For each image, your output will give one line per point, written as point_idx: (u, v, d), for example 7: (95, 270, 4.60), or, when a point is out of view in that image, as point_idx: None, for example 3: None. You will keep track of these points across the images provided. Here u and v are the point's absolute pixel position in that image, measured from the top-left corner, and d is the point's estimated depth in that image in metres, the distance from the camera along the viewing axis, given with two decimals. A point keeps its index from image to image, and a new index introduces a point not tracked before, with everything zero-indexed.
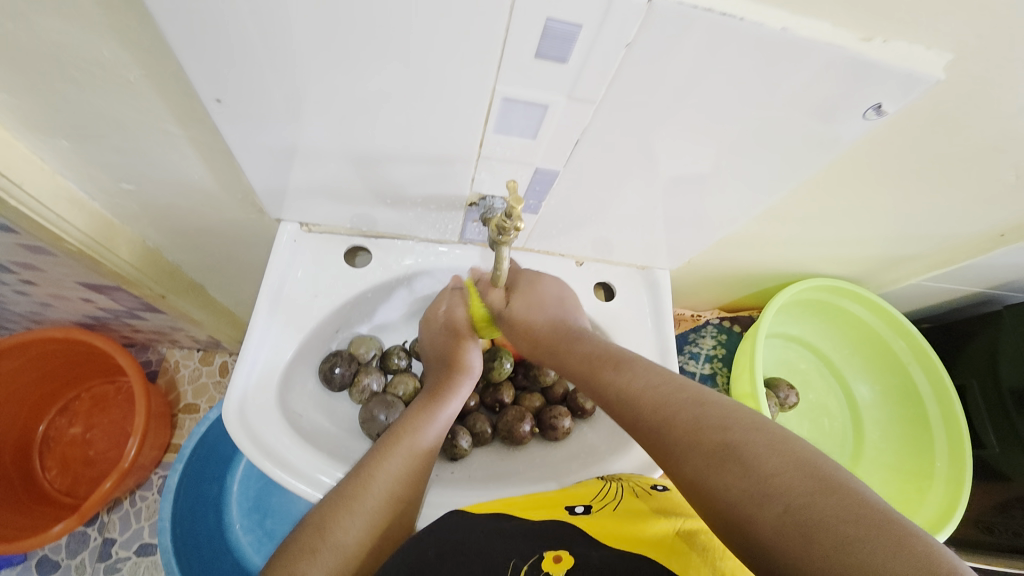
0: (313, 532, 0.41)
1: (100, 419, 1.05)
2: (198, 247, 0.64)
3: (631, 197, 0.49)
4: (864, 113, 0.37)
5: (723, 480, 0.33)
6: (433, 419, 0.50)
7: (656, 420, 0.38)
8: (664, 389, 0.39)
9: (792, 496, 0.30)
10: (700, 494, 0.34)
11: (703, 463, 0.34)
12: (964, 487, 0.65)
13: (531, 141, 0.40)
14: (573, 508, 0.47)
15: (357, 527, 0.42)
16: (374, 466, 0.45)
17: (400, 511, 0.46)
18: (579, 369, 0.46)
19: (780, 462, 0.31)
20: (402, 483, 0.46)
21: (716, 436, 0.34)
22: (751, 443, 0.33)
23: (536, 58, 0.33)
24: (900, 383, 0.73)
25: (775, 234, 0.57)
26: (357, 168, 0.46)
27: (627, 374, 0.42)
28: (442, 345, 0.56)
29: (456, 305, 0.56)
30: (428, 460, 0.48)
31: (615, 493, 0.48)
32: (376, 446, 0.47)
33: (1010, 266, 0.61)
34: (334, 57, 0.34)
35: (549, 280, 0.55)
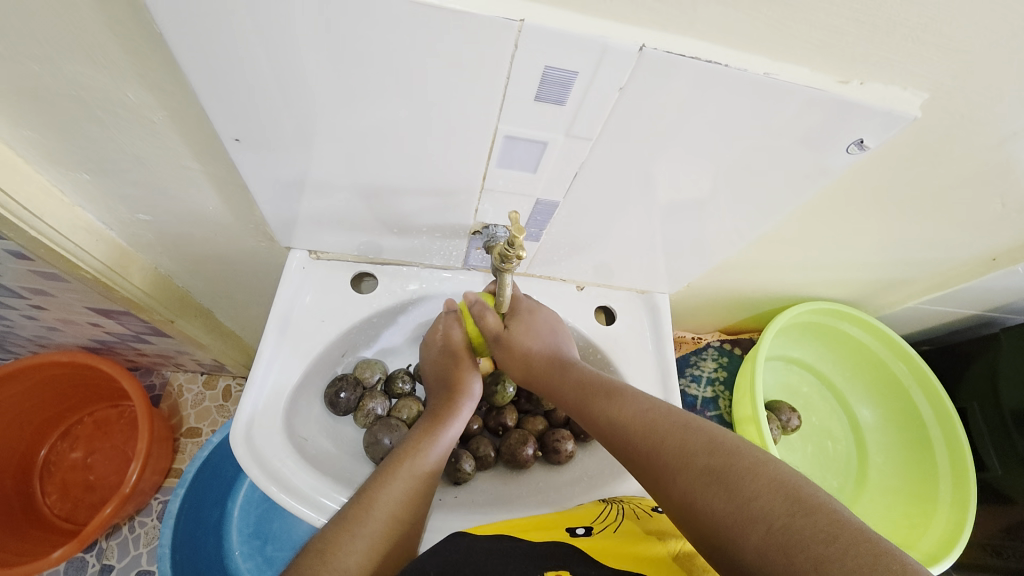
0: (316, 555, 0.41)
1: (102, 443, 1.05)
2: (207, 273, 0.66)
3: (630, 224, 0.51)
4: (847, 147, 0.39)
5: (711, 501, 0.34)
6: (434, 440, 0.51)
7: (645, 444, 0.39)
8: (653, 415, 0.40)
9: (773, 519, 0.31)
10: (689, 516, 0.35)
11: (691, 486, 0.35)
12: (969, 511, 0.65)
13: (532, 175, 0.42)
14: (574, 530, 0.47)
15: (359, 550, 0.42)
16: (376, 489, 0.46)
17: (402, 535, 0.45)
18: (571, 395, 0.47)
19: (762, 483, 0.33)
20: (403, 506, 0.46)
21: (703, 459, 0.36)
22: (735, 464, 0.34)
23: (536, 100, 0.35)
24: (902, 406, 0.73)
25: (770, 259, 0.58)
26: (366, 199, 0.48)
27: (617, 401, 0.43)
28: (441, 368, 0.56)
29: (451, 328, 0.56)
30: (430, 482, 0.49)
31: (615, 517, 0.48)
32: (378, 470, 0.48)
33: (1004, 289, 0.62)
34: (347, 99, 0.36)
35: (544, 312, 0.54)
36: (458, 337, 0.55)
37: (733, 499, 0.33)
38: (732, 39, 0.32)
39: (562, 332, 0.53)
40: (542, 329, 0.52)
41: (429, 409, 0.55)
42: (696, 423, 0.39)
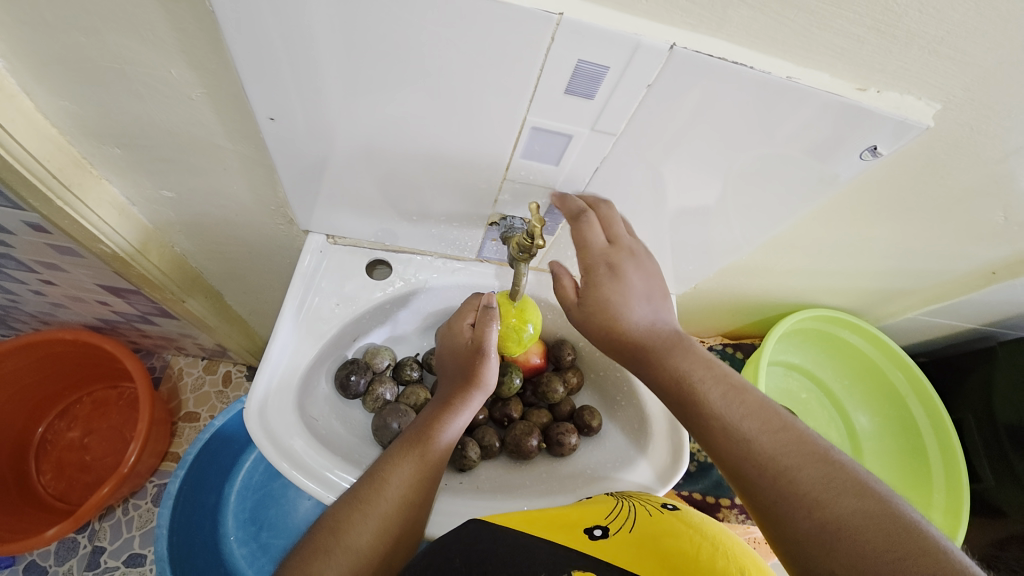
0: (327, 533, 0.42)
1: (100, 424, 1.05)
2: (222, 255, 0.67)
3: (642, 225, 0.52)
4: (860, 154, 0.40)
5: (797, 512, 0.34)
6: (443, 427, 0.51)
7: (735, 434, 0.39)
8: (755, 410, 0.40)
9: (871, 546, 0.31)
10: (770, 517, 0.36)
11: (782, 494, 0.35)
12: (962, 519, 0.65)
13: (554, 167, 0.44)
14: (591, 531, 0.46)
15: (369, 532, 0.43)
16: (388, 471, 0.46)
17: (411, 518, 0.46)
18: (659, 372, 0.45)
19: (866, 512, 0.32)
20: (413, 490, 0.47)
21: (807, 474, 0.35)
22: (832, 482, 0.34)
23: (565, 93, 0.36)
24: (899, 416, 0.74)
25: (776, 264, 0.60)
26: (388, 186, 0.50)
27: (728, 390, 0.41)
28: (462, 357, 0.55)
29: (486, 326, 0.54)
30: (438, 465, 0.49)
31: (629, 515, 0.48)
32: (389, 452, 0.49)
33: (1002, 303, 0.64)
34: (383, 82, 0.37)
35: (640, 267, 0.47)
36: (489, 333, 0.53)
37: (825, 516, 0.33)
38: (757, 41, 0.33)
39: (658, 287, 0.48)
40: (637, 291, 0.47)
41: (440, 395, 0.55)
42: (803, 429, 0.38)
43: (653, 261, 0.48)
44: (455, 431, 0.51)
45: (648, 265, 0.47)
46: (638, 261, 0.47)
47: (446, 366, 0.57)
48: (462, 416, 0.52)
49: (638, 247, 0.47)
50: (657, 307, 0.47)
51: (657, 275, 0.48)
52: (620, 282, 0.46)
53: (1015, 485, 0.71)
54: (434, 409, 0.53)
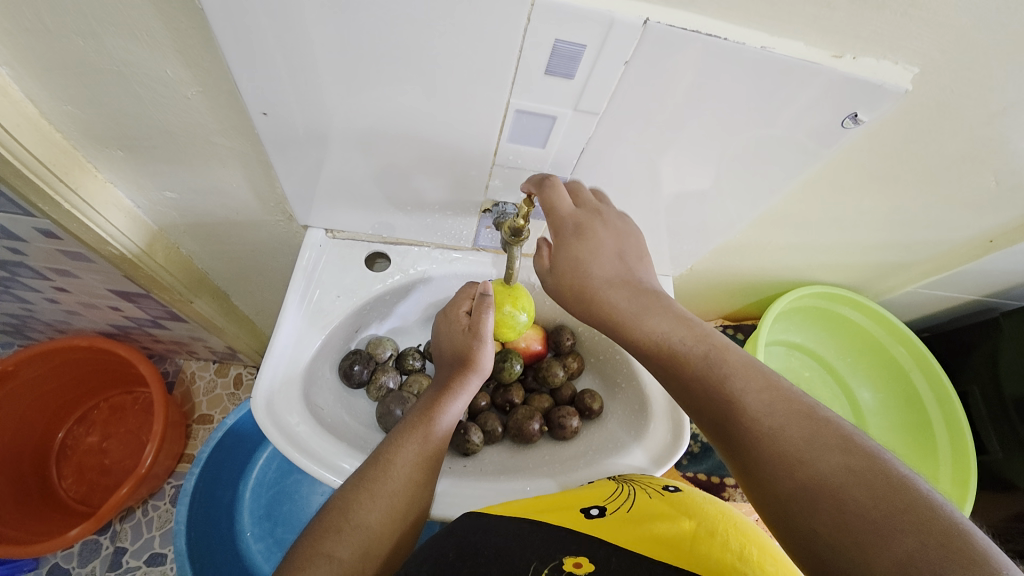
0: (337, 514, 0.44)
1: (117, 428, 1.08)
2: (227, 255, 0.69)
3: (636, 206, 0.53)
4: (842, 122, 0.40)
5: (783, 472, 0.35)
6: (440, 408, 0.52)
7: (720, 396, 0.39)
8: (741, 370, 0.40)
9: (852, 499, 0.32)
10: (757, 479, 0.36)
11: (767, 454, 0.36)
12: (970, 489, 0.65)
13: (541, 150, 0.44)
14: (588, 511, 0.46)
15: (377, 512, 0.44)
16: (392, 451, 0.48)
17: (419, 495, 0.48)
18: (638, 335, 0.45)
19: (849, 467, 0.33)
20: (419, 470, 0.48)
21: (791, 432, 0.36)
22: (817, 440, 0.35)
23: (545, 74, 0.37)
24: (903, 390, 0.73)
25: (770, 241, 0.60)
26: (380, 176, 0.51)
27: (712, 351, 0.41)
28: (458, 343, 0.56)
29: (482, 313, 0.54)
30: (440, 446, 0.51)
31: (627, 495, 0.48)
32: (392, 435, 0.50)
33: (1003, 272, 0.63)
34: (370, 72, 0.38)
35: (609, 226, 0.47)
36: (486, 322, 0.54)
37: (810, 474, 0.34)
38: (728, 12, 0.34)
39: (632, 247, 0.48)
40: (606, 249, 0.47)
41: (439, 380, 0.56)
42: (789, 388, 0.39)
43: (625, 219, 0.48)
44: (456, 413, 0.53)
45: (620, 223, 0.47)
46: (607, 220, 0.47)
47: (444, 351, 0.58)
48: (461, 399, 0.53)
49: (608, 208, 0.47)
50: (630, 268, 0.47)
51: (630, 233, 0.48)
52: (589, 240, 0.46)
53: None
54: (432, 394, 0.54)
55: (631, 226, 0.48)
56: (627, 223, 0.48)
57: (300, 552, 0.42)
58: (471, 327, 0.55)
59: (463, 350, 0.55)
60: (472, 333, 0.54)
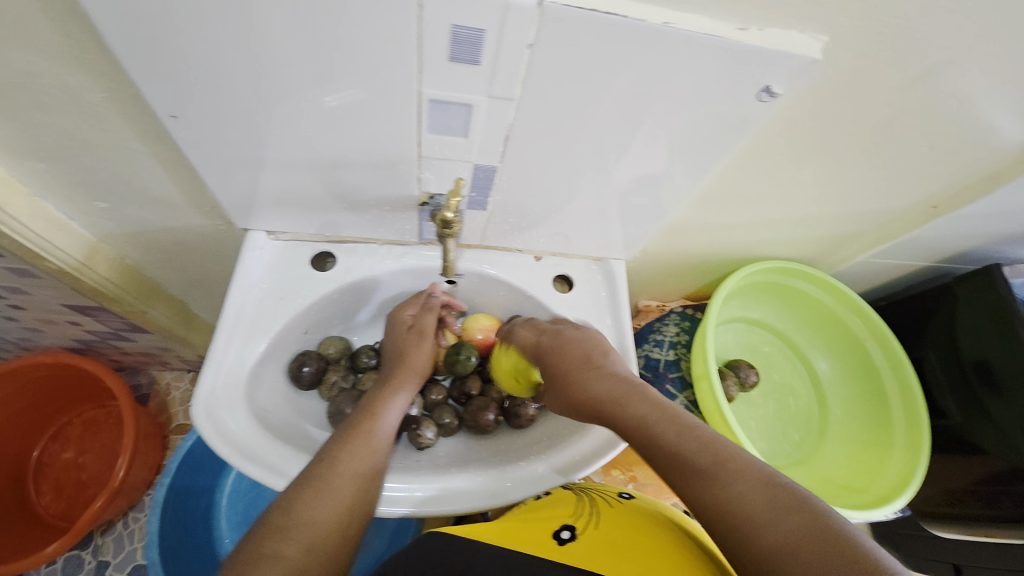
0: (281, 513, 0.43)
1: (93, 443, 1.07)
2: (175, 262, 0.67)
3: (573, 189, 0.52)
4: (757, 96, 0.40)
5: (753, 533, 0.34)
6: (389, 407, 0.54)
7: (688, 465, 0.39)
8: (704, 442, 0.40)
9: (815, 558, 0.31)
10: (730, 543, 0.35)
11: (736, 521, 0.35)
12: (921, 455, 0.65)
13: (464, 140, 0.43)
14: (560, 534, 0.48)
15: (325, 505, 0.44)
16: (339, 448, 0.48)
17: (368, 488, 0.47)
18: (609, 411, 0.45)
19: (810, 527, 0.33)
20: (366, 464, 0.48)
21: (757, 496, 0.35)
22: (779, 502, 0.35)
23: (450, 61, 0.36)
24: (859, 358, 0.74)
25: (716, 219, 0.60)
26: (310, 175, 0.50)
27: (676, 428, 0.41)
28: (402, 341, 0.60)
29: (426, 314, 0.61)
30: (387, 444, 0.51)
31: (590, 513, 0.51)
32: (338, 434, 0.50)
33: (949, 239, 0.63)
34: (272, 66, 0.37)
35: (577, 329, 0.53)
36: (429, 320, 0.60)
37: (777, 536, 0.33)
38: None
39: (598, 342, 0.52)
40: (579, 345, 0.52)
41: (382, 377, 0.58)
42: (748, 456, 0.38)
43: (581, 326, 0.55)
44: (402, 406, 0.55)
45: (584, 330, 0.54)
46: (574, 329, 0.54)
47: (387, 353, 0.61)
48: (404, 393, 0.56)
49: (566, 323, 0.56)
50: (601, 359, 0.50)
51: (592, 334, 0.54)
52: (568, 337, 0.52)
53: (981, 419, 0.70)
54: (376, 392, 0.55)
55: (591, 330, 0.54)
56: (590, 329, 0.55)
57: (242, 554, 0.40)
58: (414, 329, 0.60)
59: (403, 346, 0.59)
60: (414, 335, 0.60)
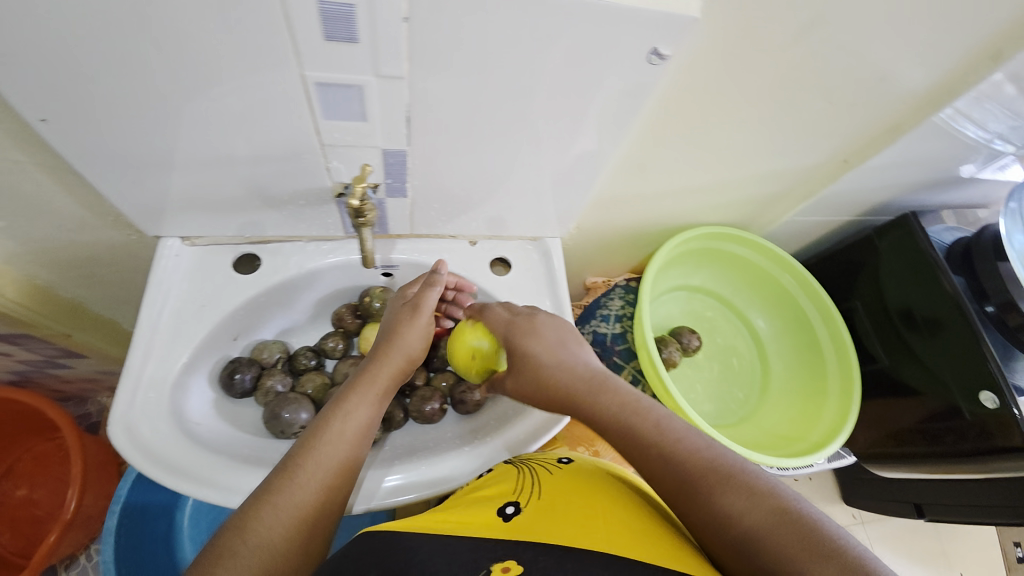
0: (232, 535, 0.39)
1: (46, 478, 1.01)
2: (95, 279, 0.64)
3: (491, 168, 0.52)
4: (647, 59, 0.39)
5: (728, 517, 0.38)
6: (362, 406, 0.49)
7: (667, 457, 0.42)
8: (680, 436, 0.43)
9: (781, 540, 0.35)
10: (708, 526, 0.39)
11: (712, 506, 0.39)
12: (853, 402, 0.67)
13: (363, 124, 0.42)
14: (504, 512, 0.46)
15: (283, 526, 0.41)
16: (302, 457, 0.45)
17: (332, 499, 0.44)
18: (590, 412, 0.48)
19: (776, 512, 0.36)
20: (334, 474, 0.45)
21: (730, 485, 0.39)
22: (749, 489, 0.38)
23: (326, 41, 0.35)
24: (794, 314, 0.76)
25: (641, 188, 0.60)
26: (213, 173, 0.48)
27: (654, 426, 0.44)
28: (391, 325, 0.55)
29: (428, 292, 0.55)
30: (359, 447, 0.48)
31: (532, 485, 0.50)
32: (300, 439, 0.46)
33: (866, 191, 0.66)
34: (140, 57, 0.35)
35: (548, 321, 0.53)
36: (429, 298, 0.55)
37: (750, 521, 0.37)
38: None
39: (569, 334, 0.53)
40: (550, 340, 0.52)
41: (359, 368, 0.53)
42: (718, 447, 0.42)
43: (552, 313, 0.55)
44: (380, 401, 0.51)
45: (555, 319, 0.54)
46: (542, 319, 0.53)
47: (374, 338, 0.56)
48: (385, 387, 0.51)
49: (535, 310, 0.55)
50: (572, 352, 0.51)
51: (565, 324, 0.54)
52: (535, 332, 0.52)
53: (906, 359, 0.71)
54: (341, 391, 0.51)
55: (562, 318, 0.55)
56: (560, 316, 0.55)
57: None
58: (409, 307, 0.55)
59: (396, 325, 0.54)
60: (407, 313, 0.55)
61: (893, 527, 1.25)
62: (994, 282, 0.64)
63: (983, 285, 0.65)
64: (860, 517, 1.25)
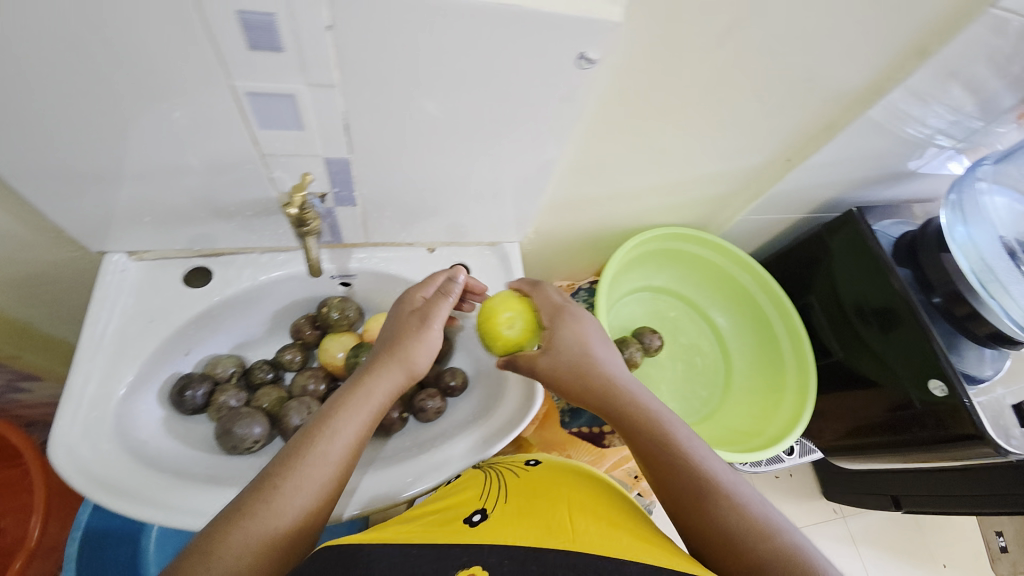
0: (196, 559, 0.37)
1: (9, 504, 0.96)
2: (43, 299, 0.63)
3: (439, 174, 0.52)
4: (576, 63, 0.40)
5: (749, 537, 0.40)
6: (352, 422, 0.46)
7: (697, 470, 0.44)
8: (707, 456, 0.46)
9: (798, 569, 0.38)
10: (723, 540, 0.41)
11: (737, 524, 0.41)
12: (810, 395, 0.68)
13: (301, 132, 0.42)
14: (471, 520, 0.47)
15: (250, 554, 0.39)
16: (280, 479, 0.42)
17: (307, 526, 0.42)
18: (625, 409, 0.48)
19: (791, 545, 0.40)
20: (313, 499, 0.43)
21: (753, 510, 0.42)
22: (770, 519, 0.42)
23: (251, 50, 0.35)
24: (752, 311, 0.77)
25: (593, 191, 0.61)
26: (153, 187, 0.47)
27: (690, 439, 0.46)
28: (394, 332, 0.52)
29: (439, 301, 0.52)
30: (344, 468, 0.45)
31: (499, 493, 0.51)
32: (283, 456, 0.44)
33: (813, 189, 0.67)
34: (63, 71, 0.35)
35: (589, 318, 0.53)
36: (443, 305, 0.52)
37: (770, 545, 0.40)
38: None
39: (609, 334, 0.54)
40: (593, 335, 0.52)
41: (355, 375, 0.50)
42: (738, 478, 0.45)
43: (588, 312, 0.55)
44: (372, 419, 0.48)
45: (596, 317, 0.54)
46: (584, 315, 0.53)
47: (376, 343, 0.53)
48: (379, 402, 0.48)
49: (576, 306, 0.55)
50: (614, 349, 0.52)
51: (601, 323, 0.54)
52: (578, 326, 0.52)
53: (860, 351, 0.73)
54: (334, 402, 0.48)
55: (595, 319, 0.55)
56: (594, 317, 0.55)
57: None
58: (416, 319, 0.51)
59: (400, 335, 0.51)
60: (414, 326, 0.51)
61: (874, 520, 1.26)
62: (940, 274, 0.66)
63: (929, 276, 0.67)
64: (841, 512, 1.25)
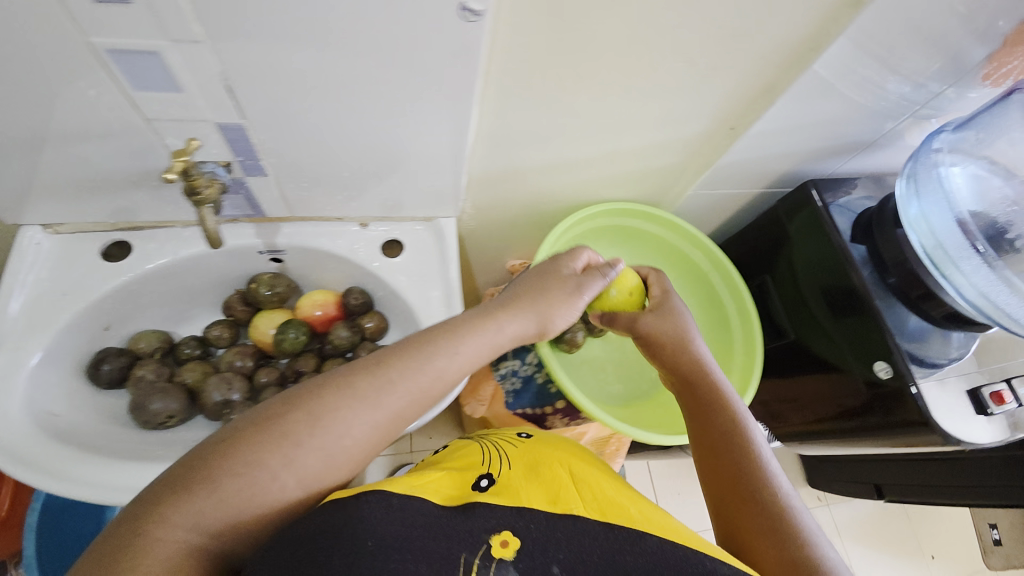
0: (301, 423, 0.37)
1: None
2: None
3: (349, 142, 0.49)
4: (461, 16, 0.37)
5: (796, 536, 0.40)
6: (485, 340, 0.45)
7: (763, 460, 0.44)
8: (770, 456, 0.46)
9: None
10: (767, 529, 0.40)
11: (788, 520, 0.40)
12: (753, 376, 0.66)
13: (180, 94, 0.41)
14: (479, 484, 0.44)
15: (342, 440, 0.37)
16: (397, 378, 0.40)
17: (388, 434, 0.40)
18: (708, 389, 0.49)
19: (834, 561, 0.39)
20: (413, 410, 0.41)
21: (805, 518, 0.41)
22: (818, 530, 0.41)
23: (96, 2, 0.33)
24: (705, 291, 0.74)
25: (525, 160, 0.58)
26: (46, 158, 0.46)
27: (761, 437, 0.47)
28: (542, 270, 0.51)
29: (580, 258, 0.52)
30: (448, 389, 0.43)
31: (498, 460, 0.48)
32: (405, 349, 0.42)
33: (766, 160, 0.64)
34: None
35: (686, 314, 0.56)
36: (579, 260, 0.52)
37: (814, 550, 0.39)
38: None
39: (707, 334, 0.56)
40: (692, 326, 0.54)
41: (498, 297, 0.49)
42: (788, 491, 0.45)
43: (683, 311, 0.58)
44: (493, 348, 0.46)
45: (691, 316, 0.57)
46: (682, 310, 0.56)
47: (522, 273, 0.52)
48: (509, 327, 0.47)
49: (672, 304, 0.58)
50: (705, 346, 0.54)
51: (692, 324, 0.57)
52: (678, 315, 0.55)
53: (811, 332, 0.70)
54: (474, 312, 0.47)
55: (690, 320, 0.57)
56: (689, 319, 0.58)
57: (245, 436, 0.35)
58: (572, 285, 0.50)
59: (552, 274, 0.50)
60: (568, 290, 0.50)
61: (858, 510, 1.23)
62: (894, 255, 0.62)
63: (884, 256, 0.63)
64: (825, 500, 1.22)
